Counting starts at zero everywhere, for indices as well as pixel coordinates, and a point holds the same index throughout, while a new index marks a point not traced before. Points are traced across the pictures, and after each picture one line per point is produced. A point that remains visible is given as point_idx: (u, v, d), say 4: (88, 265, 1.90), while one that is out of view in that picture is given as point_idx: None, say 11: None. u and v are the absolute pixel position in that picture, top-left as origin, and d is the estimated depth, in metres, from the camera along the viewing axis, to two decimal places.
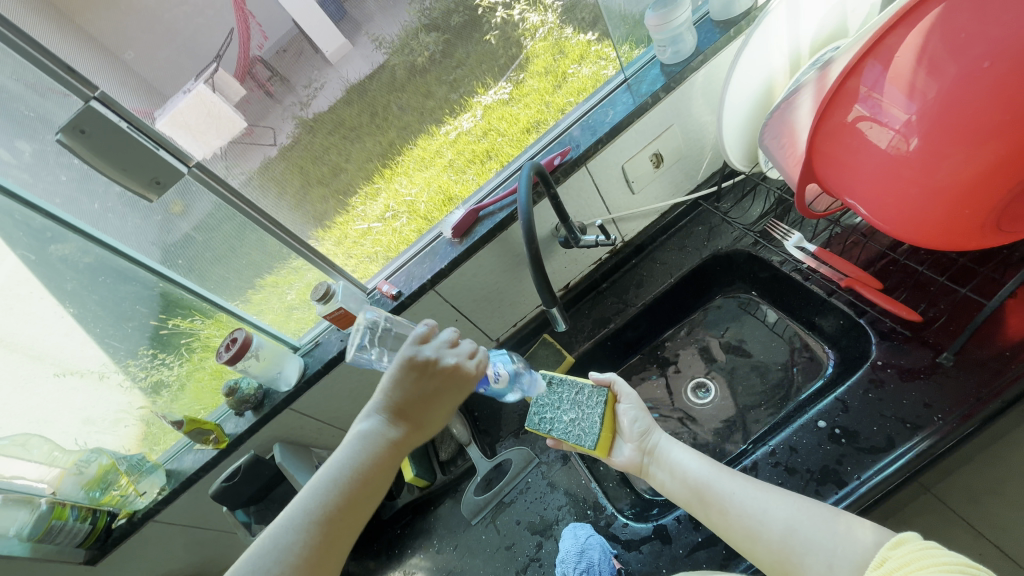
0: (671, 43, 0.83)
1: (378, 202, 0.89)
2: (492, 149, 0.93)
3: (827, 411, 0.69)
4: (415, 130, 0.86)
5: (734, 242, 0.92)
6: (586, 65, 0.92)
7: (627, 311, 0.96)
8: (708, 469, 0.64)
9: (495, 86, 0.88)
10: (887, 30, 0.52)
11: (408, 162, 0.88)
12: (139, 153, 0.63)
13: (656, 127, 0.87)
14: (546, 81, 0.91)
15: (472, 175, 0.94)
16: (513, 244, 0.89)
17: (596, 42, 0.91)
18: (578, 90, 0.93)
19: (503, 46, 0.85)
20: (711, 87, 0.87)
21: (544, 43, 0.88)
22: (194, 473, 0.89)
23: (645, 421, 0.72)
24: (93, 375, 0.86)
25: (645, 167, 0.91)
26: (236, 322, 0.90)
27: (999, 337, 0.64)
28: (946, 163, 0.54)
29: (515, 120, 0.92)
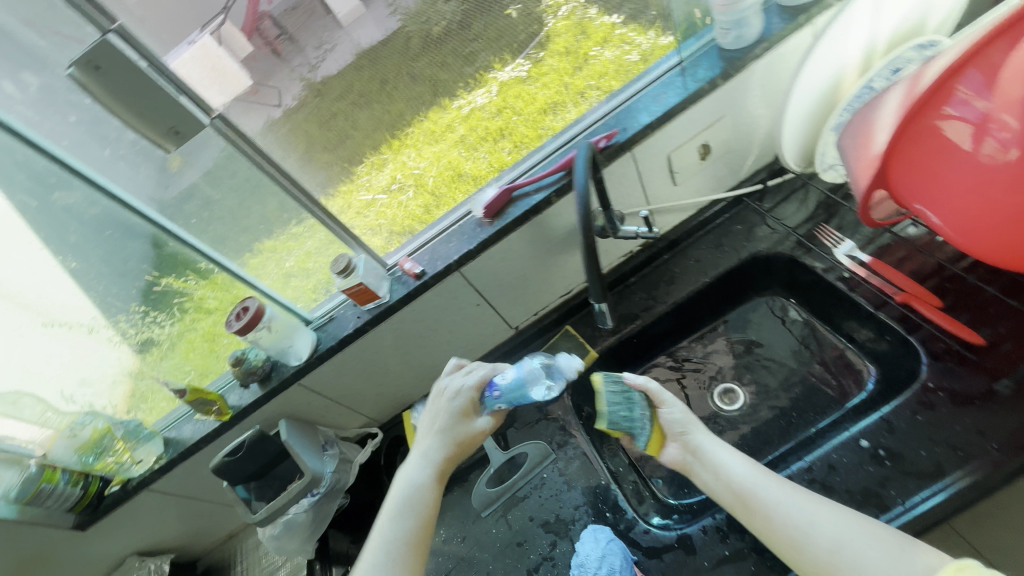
0: (734, 27, 0.77)
1: (385, 172, 0.87)
2: (506, 128, 0.89)
3: (871, 430, 0.66)
4: (426, 102, 0.87)
5: (775, 245, 0.88)
6: (609, 48, 0.88)
7: (656, 309, 0.92)
8: (754, 474, 0.59)
9: (513, 62, 0.88)
10: (991, 39, 0.47)
11: (417, 135, 0.88)
12: (157, 97, 0.57)
13: (708, 116, 0.82)
14: (565, 61, 0.88)
15: (484, 153, 0.90)
16: (547, 229, 0.84)
17: (620, 26, 0.88)
18: (598, 75, 0.88)
19: (524, 21, 0.88)
20: (771, 79, 0.82)
21: (566, 23, 0.88)
22: (195, 443, 0.85)
23: (687, 418, 0.69)
24: (82, 328, 0.80)
25: (691, 158, 0.86)
26: (231, 284, 0.82)
27: None
28: None
29: (531, 99, 0.89)
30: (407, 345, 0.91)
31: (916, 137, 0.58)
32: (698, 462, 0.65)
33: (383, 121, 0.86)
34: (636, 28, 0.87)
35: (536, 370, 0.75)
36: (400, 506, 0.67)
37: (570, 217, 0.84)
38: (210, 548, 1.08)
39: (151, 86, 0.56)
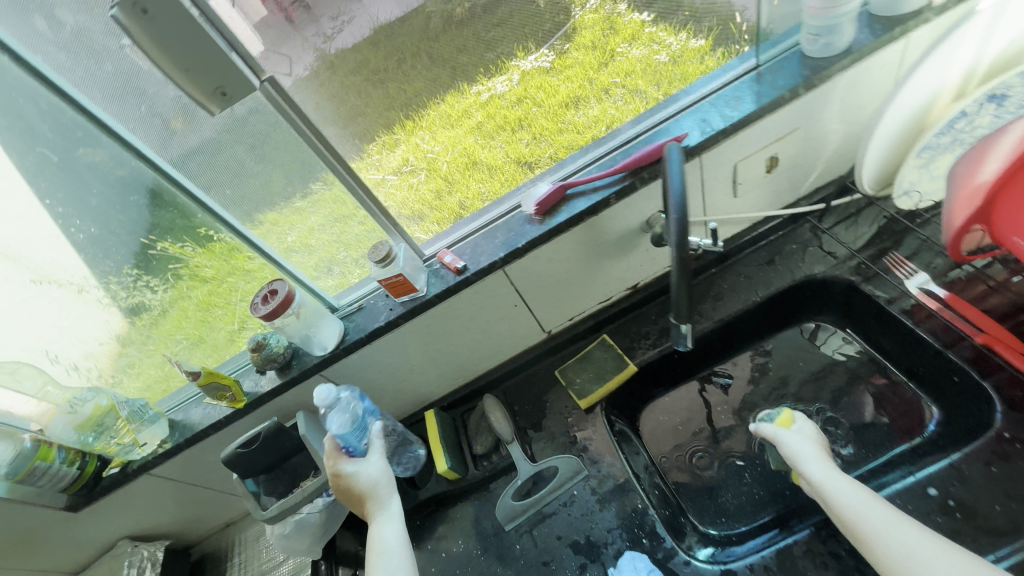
0: (824, 33, 0.71)
1: (396, 153, 0.75)
2: (525, 119, 0.80)
3: (940, 478, 0.63)
4: (444, 84, 0.74)
5: (835, 269, 0.83)
6: (637, 47, 0.77)
7: (700, 325, 0.88)
8: (863, 497, 0.59)
9: (537, 52, 0.75)
10: None
11: (433, 117, 0.76)
12: (208, 52, 0.50)
13: (782, 126, 0.77)
14: (592, 55, 0.77)
15: (500, 142, 0.81)
16: (598, 233, 0.79)
17: (651, 24, 0.76)
18: (624, 73, 0.79)
19: (551, 9, 0.72)
20: (853, 93, 0.77)
21: (595, 15, 0.74)
22: (203, 430, 0.80)
23: (813, 452, 0.68)
24: (71, 287, 0.73)
25: (757, 170, 0.81)
26: (228, 254, 0.74)
27: None
28: None
29: (554, 92, 0.78)
30: (434, 343, 0.85)
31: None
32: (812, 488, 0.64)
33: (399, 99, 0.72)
34: (667, 28, 0.76)
35: (336, 410, 0.75)
36: (379, 557, 0.66)
37: (624, 222, 0.79)
38: (205, 536, 1.03)
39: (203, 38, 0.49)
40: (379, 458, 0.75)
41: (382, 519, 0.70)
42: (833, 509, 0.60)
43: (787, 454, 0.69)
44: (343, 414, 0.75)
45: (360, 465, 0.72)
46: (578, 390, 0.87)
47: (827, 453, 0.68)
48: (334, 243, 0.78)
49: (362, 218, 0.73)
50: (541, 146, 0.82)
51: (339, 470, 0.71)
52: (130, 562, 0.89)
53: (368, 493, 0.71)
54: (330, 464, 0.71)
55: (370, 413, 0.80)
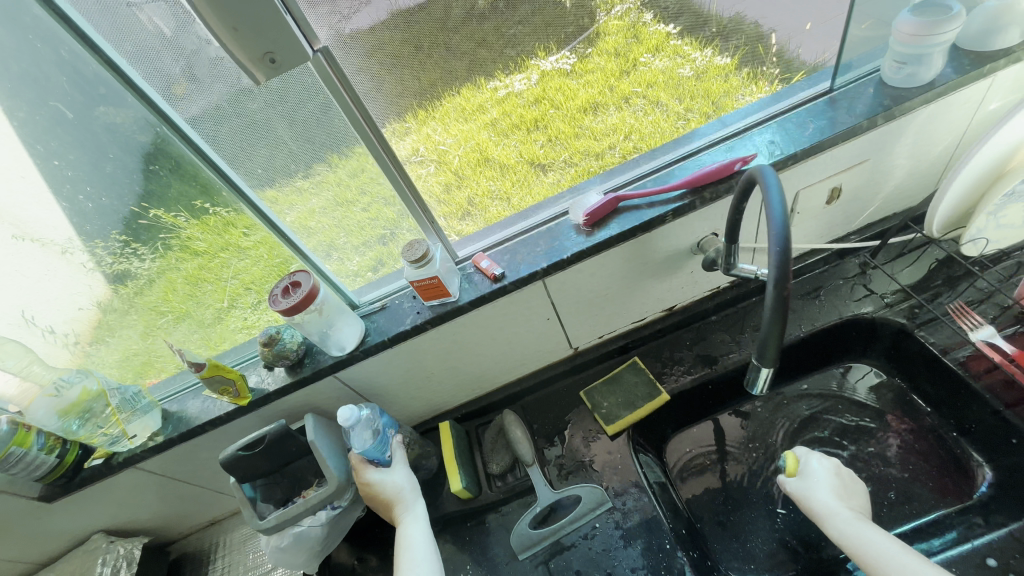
0: (910, 63, 0.67)
1: (405, 142, 0.63)
2: (541, 120, 0.70)
3: (999, 547, 0.61)
4: (460, 77, 0.60)
5: (887, 310, 0.79)
6: (660, 58, 0.68)
7: (739, 356, 0.83)
8: (891, 543, 0.56)
9: (557, 53, 0.62)
10: None
11: (447, 108, 0.62)
12: (260, 9, 0.44)
13: (852, 157, 0.72)
14: (613, 63, 0.67)
15: (514, 142, 0.71)
16: (647, 251, 0.74)
17: (677, 36, 0.66)
18: (646, 84, 0.70)
19: (574, 11, 0.59)
20: (929, 129, 0.72)
21: (618, 22, 0.63)
22: (199, 425, 0.73)
23: (834, 504, 0.64)
24: (53, 247, 0.63)
25: (818, 200, 0.77)
26: (229, 228, 0.67)
27: None
28: None
29: (572, 95, 0.68)
30: (455, 352, 0.79)
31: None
32: (847, 554, 0.59)
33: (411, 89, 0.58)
34: (693, 42, 0.66)
35: (354, 428, 0.72)
36: (407, 557, 0.65)
37: (674, 242, 0.74)
38: (186, 534, 0.96)
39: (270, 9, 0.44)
40: (404, 467, 0.75)
41: (410, 522, 0.69)
42: (874, 573, 0.55)
43: (813, 511, 0.65)
44: (363, 431, 0.73)
45: (385, 474, 0.72)
46: (605, 414, 0.82)
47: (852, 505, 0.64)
48: (336, 228, 0.71)
49: (366, 203, 0.68)
50: (556, 150, 0.73)
51: (366, 478, 0.72)
52: (103, 560, 0.82)
53: (395, 499, 0.71)
54: (357, 473, 0.72)
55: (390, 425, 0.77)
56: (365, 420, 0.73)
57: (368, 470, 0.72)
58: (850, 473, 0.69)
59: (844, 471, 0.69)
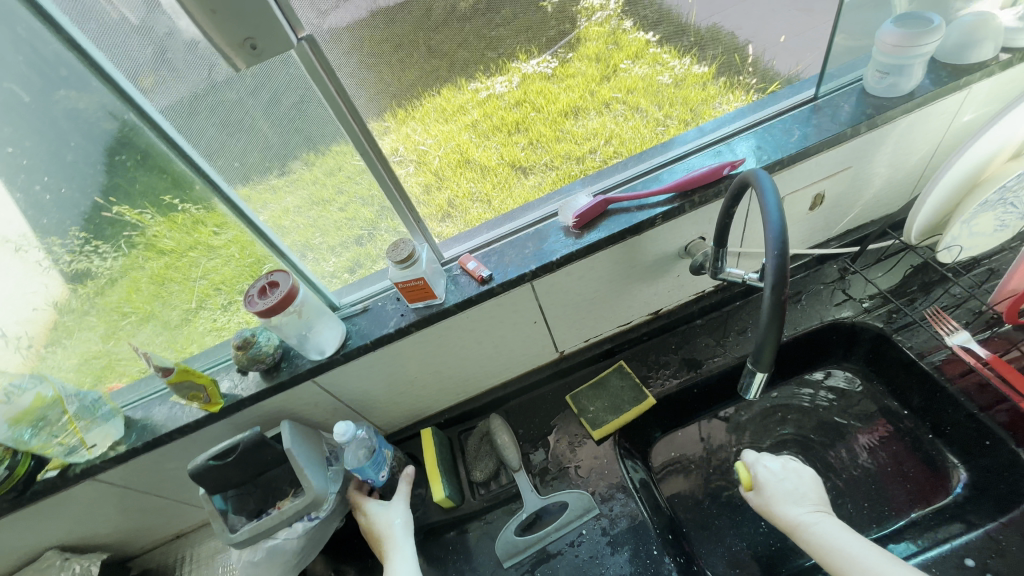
0: (892, 73, 0.69)
1: (383, 142, 0.60)
2: (523, 123, 0.69)
3: (975, 548, 0.63)
4: (440, 78, 0.59)
5: (865, 315, 0.81)
6: (640, 64, 0.68)
7: (723, 359, 0.84)
8: (861, 545, 0.57)
9: (538, 58, 0.61)
10: None
11: (426, 110, 0.61)
12: None
13: (835, 164, 0.74)
14: (596, 68, 0.66)
15: (495, 144, 0.70)
16: (636, 255, 0.73)
17: (657, 44, 0.66)
18: (626, 90, 0.70)
19: (556, 18, 0.58)
20: (907, 138, 0.74)
21: (601, 29, 0.62)
22: (166, 434, 0.69)
23: (798, 513, 0.64)
24: (5, 244, 0.58)
25: (802, 206, 0.78)
26: (201, 226, 0.63)
27: None
28: None
29: (553, 99, 0.67)
30: (438, 357, 0.77)
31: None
32: (822, 564, 0.60)
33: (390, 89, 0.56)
34: (672, 50, 0.67)
35: (348, 447, 0.73)
36: None
37: (663, 246, 0.73)
38: (148, 549, 0.90)
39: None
40: (400, 500, 0.74)
41: (394, 559, 0.68)
42: None
43: (781, 526, 0.65)
44: (357, 449, 0.73)
45: (380, 508, 0.73)
46: (591, 419, 0.81)
47: (814, 506, 0.65)
48: (310, 228, 0.68)
49: (343, 203, 0.66)
50: (535, 153, 0.73)
51: (363, 512, 0.74)
52: None
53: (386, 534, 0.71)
54: (358, 508, 0.75)
55: (385, 444, 0.78)
56: (361, 437, 0.74)
57: (366, 503, 0.74)
58: (795, 464, 0.70)
59: (789, 465, 0.70)
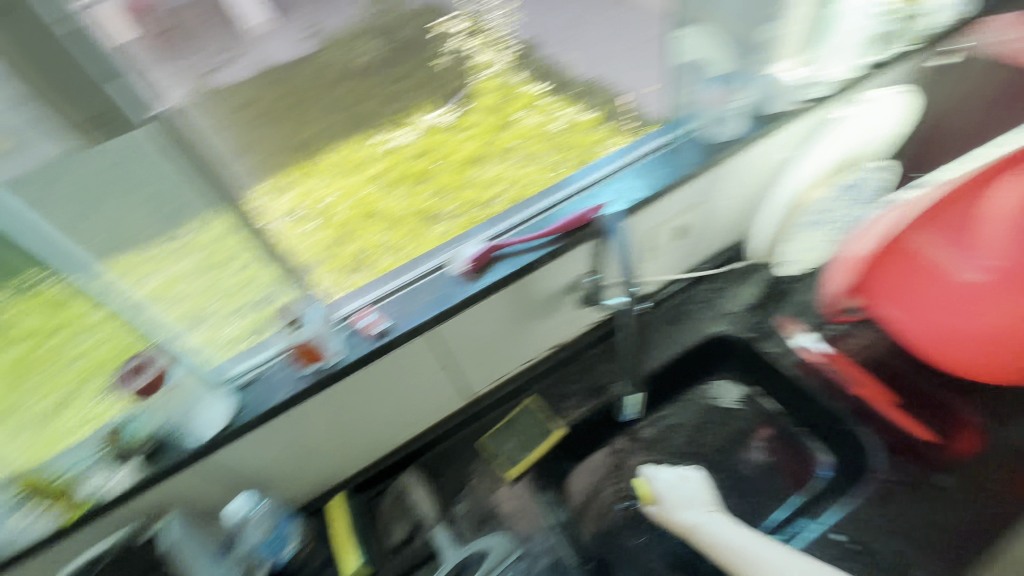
0: (716, 123, 0.84)
1: (287, 197, 0.72)
2: (427, 172, 0.89)
3: (842, 523, 0.71)
4: (342, 134, 0.83)
5: (733, 329, 0.92)
6: (531, 114, 0.97)
7: (621, 384, 0.90)
8: (754, 539, 0.64)
9: (437, 110, 0.91)
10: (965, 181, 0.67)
11: (327, 163, 0.81)
12: (88, 79, 0.43)
13: (688, 200, 0.84)
14: (492, 118, 0.94)
15: (401, 194, 0.87)
16: (528, 294, 0.78)
17: (540, 98, 0.99)
18: (522, 137, 0.95)
19: (450, 74, 0.92)
20: (742, 175, 0.87)
21: (488, 85, 0.95)
22: (16, 555, 0.59)
23: (692, 515, 0.71)
24: None
25: (664, 238, 0.87)
26: (52, 311, 0.56)
27: (966, 448, 0.73)
28: (992, 307, 0.66)
29: (455, 148, 0.91)
30: (343, 416, 0.74)
31: (933, 240, 0.71)
32: (717, 562, 0.66)
33: (294, 139, 0.76)
34: (561, 101, 1.00)
35: (243, 527, 0.69)
36: None
37: (551, 284, 0.79)
38: None
39: (99, 55, 0.43)
40: None
41: None
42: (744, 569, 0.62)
43: (679, 531, 0.71)
44: (254, 527, 0.69)
45: None
46: (504, 459, 0.83)
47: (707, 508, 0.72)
48: (208, 292, 0.64)
49: (241, 266, 0.65)
50: (443, 200, 0.88)
51: None
52: None
53: None
54: None
55: (287, 519, 0.73)
56: (252, 517, 0.69)
57: None
58: (687, 473, 0.78)
59: (682, 474, 0.78)
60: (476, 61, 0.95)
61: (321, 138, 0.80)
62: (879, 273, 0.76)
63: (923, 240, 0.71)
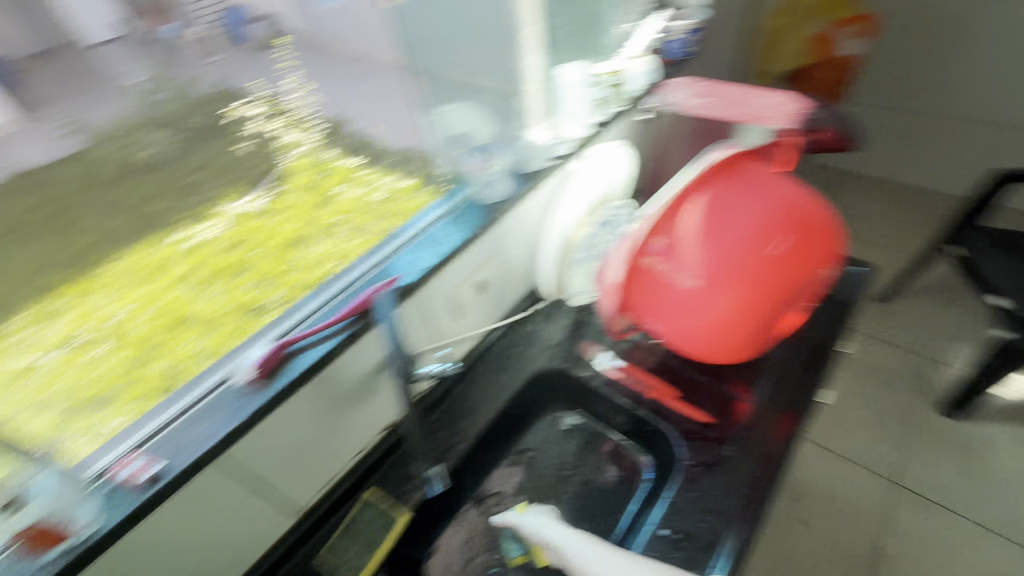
0: (486, 187, 0.94)
1: (60, 324, 0.67)
2: (243, 264, 0.80)
3: (666, 518, 0.78)
4: (129, 240, 0.76)
5: (550, 362, 0.99)
6: (350, 187, 0.97)
7: (459, 446, 0.89)
8: (613, 556, 0.69)
9: (246, 197, 0.86)
10: (671, 208, 0.69)
11: (109, 275, 0.73)
12: None
13: (479, 257, 0.91)
14: (311, 195, 0.92)
15: (217, 290, 0.77)
16: (334, 384, 0.74)
17: (357, 171, 1.00)
18: (345, 212, 0.94)
19: (255, 159, 0.92)
20: (521, 227, 0.98)
21: (302, 163, 0.95)
22: None
23: (566, 538, 0.74)
24: None
25: (468, 295, 0.92)
26: None
27: (737, 419, 0.87)
28: (718, 310, 0.71)
29: (271, 233, 0.85)
30: None
31: (657, 256, 0.71)
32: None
33: (63, 252, 0.71)
34: (382, 170, 1.04)
35: None
36: None
37: (358, 366, 0.76)
38: None
39: None
40: None
41: None
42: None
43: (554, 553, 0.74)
44: None
45: None
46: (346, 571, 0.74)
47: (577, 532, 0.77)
48: None
49: None
50: (267, 289, 0.80)
51: None
52: None
53: None
54: None
55: None
56: None
57: None
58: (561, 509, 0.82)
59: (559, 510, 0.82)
60: (284, 141, 0.96)
61: (95, 249, 0.74)
62: (622, 292, 0.75)
63: (648, 255, 0.71)
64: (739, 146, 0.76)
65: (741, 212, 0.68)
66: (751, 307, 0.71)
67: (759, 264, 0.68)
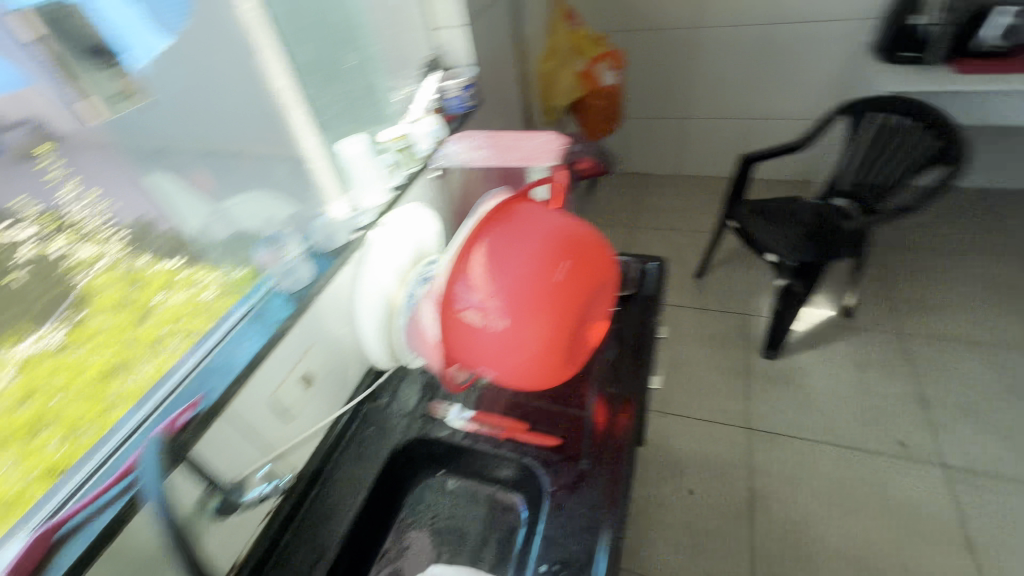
0: (286, 274, 0.89)
1: None
2: (45, 417, 0.60)
3: (544, 552, 0.77)
4: None
5: (405, 432, 0.95)
6: (176, 291, 0.79)
7: (324, 560, 0.78)
8: None
9: (33, 334, 0.60)
10: (459, 257, 0.74)
11: None
12: None
13: (296, 349, 0.87)
14: (123, 315, 0.70)
15: (8, 460, 0.57)
16: (129, 555, 0.62)
17: (180, 271, 0.81)
18: (171, 321, 0.77)
19: (40, 286, 0.62)
20: (339, 307, 0.96)
21: (106, 276, 0.70)
22: None
23: None
24: None
25: (295, 392, 0.87)
26: None
27: (586, 431, 0.91)
28: (523, 343, 0.75)
29: (80, 370, 0.64)
30: None
31: (462, 307, 0.75)
32: None
33: None
34: (202, 269, 0.85)
35: None
36: None
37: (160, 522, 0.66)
38: None
39: None
40: None
41: None
42: None
43: None
44: None
45: None
46: None
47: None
48: None
49: None
50: (82, 440, 0.64)
51: None
52: None
53: None
54: None
55: None
56: None
57: None
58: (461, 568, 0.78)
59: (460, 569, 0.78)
60: (75, 260, 0.67)
61: None
62: (451, 349, 0.79)
63: (458, 310, 0.75)
64: (518, 191, 0.83)
65: (521, 249, 0.73)
66: (557, 331, 0.76)
67: (550, 292, 0.73)
